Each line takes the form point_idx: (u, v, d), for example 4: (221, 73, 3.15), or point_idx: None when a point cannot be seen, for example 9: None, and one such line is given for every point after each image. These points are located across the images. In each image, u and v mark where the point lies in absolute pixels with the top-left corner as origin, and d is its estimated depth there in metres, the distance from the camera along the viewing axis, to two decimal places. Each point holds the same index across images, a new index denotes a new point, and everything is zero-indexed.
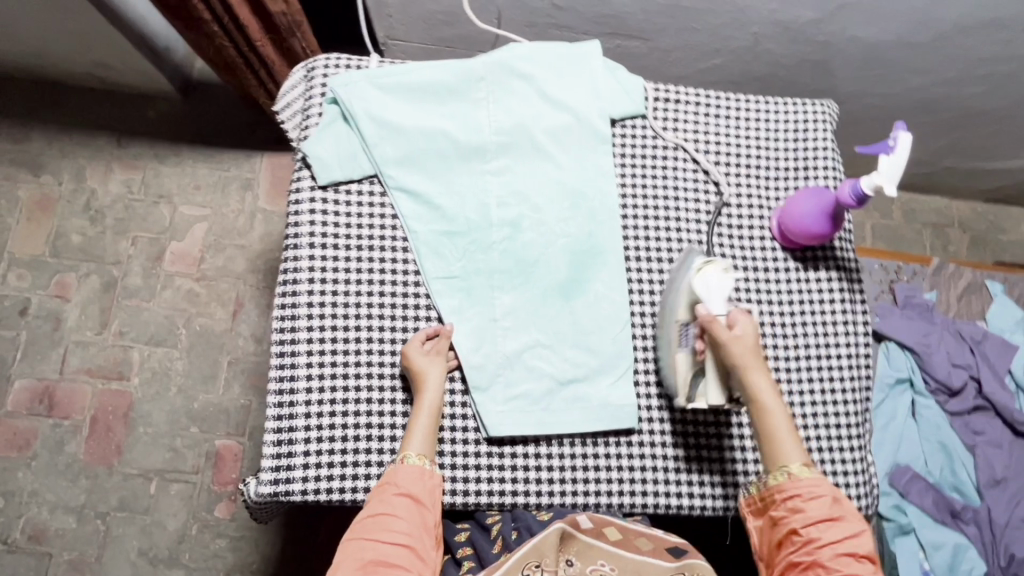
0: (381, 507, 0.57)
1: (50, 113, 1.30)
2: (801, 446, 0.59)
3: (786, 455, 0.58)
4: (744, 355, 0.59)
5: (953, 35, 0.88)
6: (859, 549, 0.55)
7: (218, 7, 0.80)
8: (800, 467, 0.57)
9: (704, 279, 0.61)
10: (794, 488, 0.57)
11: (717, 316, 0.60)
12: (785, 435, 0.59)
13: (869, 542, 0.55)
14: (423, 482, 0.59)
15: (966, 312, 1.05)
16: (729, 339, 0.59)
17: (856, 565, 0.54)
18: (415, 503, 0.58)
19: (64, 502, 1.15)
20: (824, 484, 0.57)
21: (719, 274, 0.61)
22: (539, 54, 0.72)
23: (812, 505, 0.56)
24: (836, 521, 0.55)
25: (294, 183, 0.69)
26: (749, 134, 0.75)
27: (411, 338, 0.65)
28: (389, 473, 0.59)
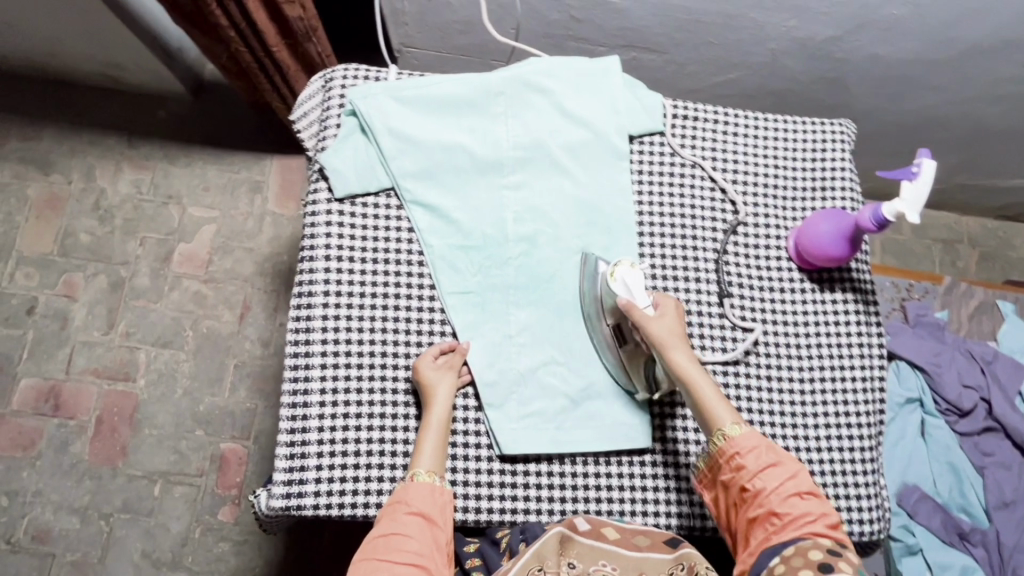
0: (393, 526, 0.57)
1: (61, 111, 1.29)
2: (730, 406, 0.61)
3: (719, 419, 0.60)
4: (666, 335, 0.62)
5: (972, 55, 0.87)
6: (802, 487, 0.57)
7: (233, 12, 0.78)
8: (733, 426, 0.59)
9: (617, 272, 0.64)
10: (732, 448, 0.59)
11: (638, 302, 0.63)
12: (713, 399, 0.60)
13: (807, 477, 0.58)
14: (433, 499, 0.59)
15: (976, 332, 1.04)
16: (649, 320, 0.63)
17: (804, 503, 0.56)
18: (426, 522, 0.57)
19: (68, 502, 1.15)
20: (756, 435, 0.59)
21: (629, 265, 0.64)
22: (558, 69, 0.71)
23: (751, 458, 0.58)
24: (773, 467, 0.58)
25: (311, 195, 0.68)
26: (767, 153, 0.75)
27: (424, 354, 0.64)
28: (400, 491, 0.59)
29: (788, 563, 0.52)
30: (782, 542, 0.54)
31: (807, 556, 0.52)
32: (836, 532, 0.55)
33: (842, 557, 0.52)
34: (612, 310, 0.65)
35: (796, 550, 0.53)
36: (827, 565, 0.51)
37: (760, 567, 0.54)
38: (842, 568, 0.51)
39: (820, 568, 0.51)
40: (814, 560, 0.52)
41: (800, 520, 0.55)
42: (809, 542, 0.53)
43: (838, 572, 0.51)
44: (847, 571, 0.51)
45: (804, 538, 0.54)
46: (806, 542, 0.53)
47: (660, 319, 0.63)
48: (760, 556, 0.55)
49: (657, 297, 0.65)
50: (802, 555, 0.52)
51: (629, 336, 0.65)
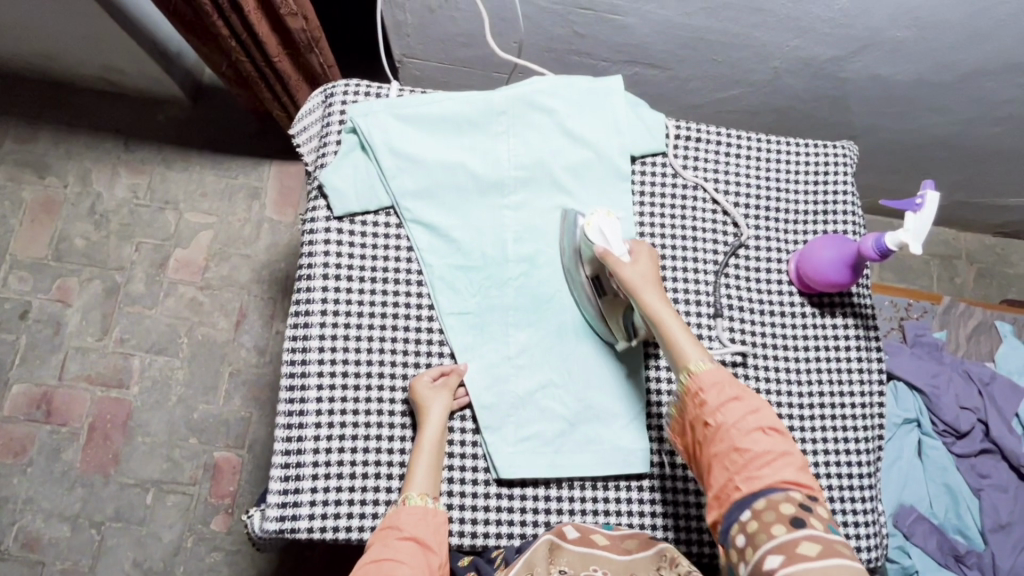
0: (385, 551, 0.55)
1: (58, 114, 1.28)
2: (698, 343, 0.60)
3: (685, 355, 0.59)
4: (639, 278, 0.61)
5: (975, 77, 0.87)
6: (765, 424, 0.56)
7: (234, 23, 0.77)
8: (698, 363, 0.58)
9: (593, 221, 0.63)
10: (695, 385, 0.57)
11: (614, 249, 0.63)
12: (681, 336, 0.59)
13: (771, 413, 0.56)
14: (426, 522, 0.58)
15: (974, 353, 1.04)
16: (622, 265, 0.62)
17: (767, 439, 0.55)
18: (420, 547, 0.56)
19: (58, 510, 1.14)
20: (719, 370, 0.58)
21: (604, 214, 0.64)
22: (560, 89, 0.71)
23: (712, 394, 0.57)
24: (734, 401, 0.56)
25: (310, 212, 0.68)
26: (769, 176, 0.75)
27: (421, 374, 0.64)
28: (391, 515, 0.58)
29: (760, 519, 0.51)
30: (751, 491, 0.53)
31: (779, 510, 0.51)
32: (802, 473, 0.54)
33: (815, 512, 0.51)
34: (589, 260, 0.65)
35: (768, 502, 0.52)
36: (800, 520, 0.50)
37: (731, 521, 0.53)
38: (815, 523, 0.50)
39: (792, 523, 0.50)
40: (787, 515, 0.50)
41: (763, 458, 0.54)
42: (782, 495, 0.52)
43: (810, 528, 0.49)
44: (819, 527, 0.49)
45: (774, 488, 0.52)
46: (779, 495, 0.52)
47: (634, 263, 0.62)
48: (730, 508, 0.54)
49: (632, 242, 0.64)
50: (774, 510, 0.51)
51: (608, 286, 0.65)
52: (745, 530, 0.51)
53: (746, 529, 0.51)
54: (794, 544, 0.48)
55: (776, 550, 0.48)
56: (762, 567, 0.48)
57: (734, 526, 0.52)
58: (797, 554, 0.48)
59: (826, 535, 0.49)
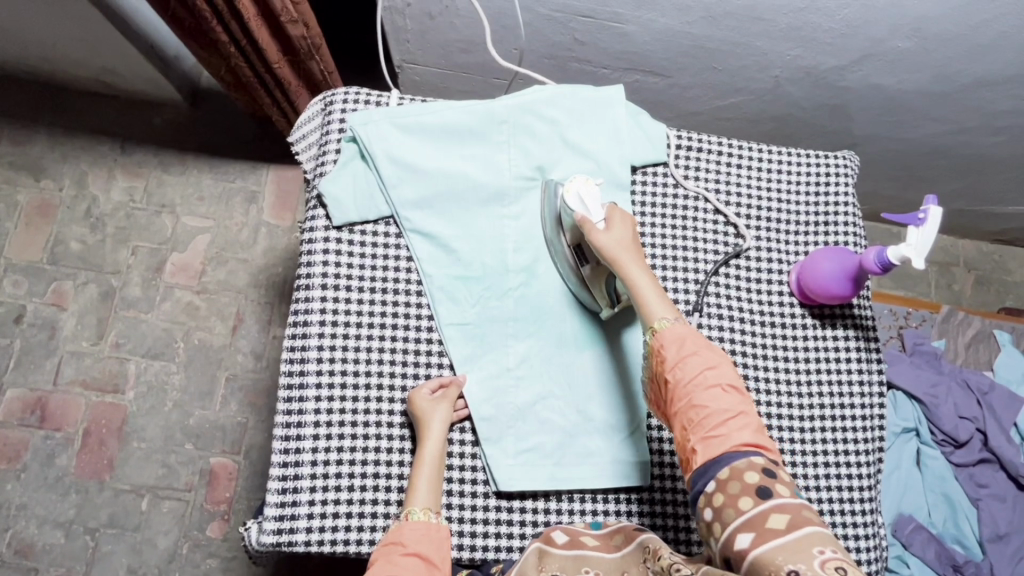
0: (390, 569, 0.54)
1: (54, 116, 1.27)
2: (668, 303, 0.59)
3: (652, 313, 0.58)
4: (612, 240, 0.61)
5: (976, 88, 0.87)
6: (725, 382, 0.55)
7: (235, 30, 0.76)
8: (663, 320, 0.57)
9: (572, 187, 0.64)
10: (658, 343, 0.57)
11: (590, 214, 0.63)
12: (650, 295, 0.59)
13: (730, 370, 0.56)
14: (429, 538, 0.57)
15: (973, 362, 1.04)
16: (595, 230, 0.61)
17: (726, 398, 0.54)
18: (424, 563, 0.55)
19: (53, 516, 1.13)
20: (683, 326, 0.57)
21: (583, 180, 0.64)
22: (562, 99, 0.70)
23: (673, 351, 0.56)
24: (693, 357, 0.55)
25: (309, 222, 0.67)
26: (770, 186, 0.74)
27: (420, 386, 0.63)
28: (394, 531, 0.57)
29: (725, 491, 0.50)
30: (714, 458, 0.52)
31: (744, 480, 0.50)
32: (762, 435, 0.53)
33: (778, 478, 0.50)
34: (570, 228, 0.65)
35: (731, 470, 0.51)
36: (765, 489, 0.48)
37: (698, 492, 0.52)
38: (780, 491, 0.48)
39: (758, 494, 0.48)
40: (751, 484, 0.49)
41: (720, 416, 0.53)
42: (745, 462, 0.51)
43: (776, 497, 0.48)
44: (785, 493, 0.48)
45: (736, 453, 0.51)
46: (741, 462, 0.51)
47: (608, 225, 0.62)
48: (695, 476, 0.53)
49: (608, 205, 0.64)
50: (738, 480, 0.50)
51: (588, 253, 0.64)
52: (711, 502, 0.50)
53: (713, 502, 0.50)
54: (761, 517, 0.47)
55: (745, 527, 0.47)
56: (732, 545, 0.47)
57: (700, 498, 0.51)
58: (766, 529, 0.46)
59: (792, 503, 0.48)
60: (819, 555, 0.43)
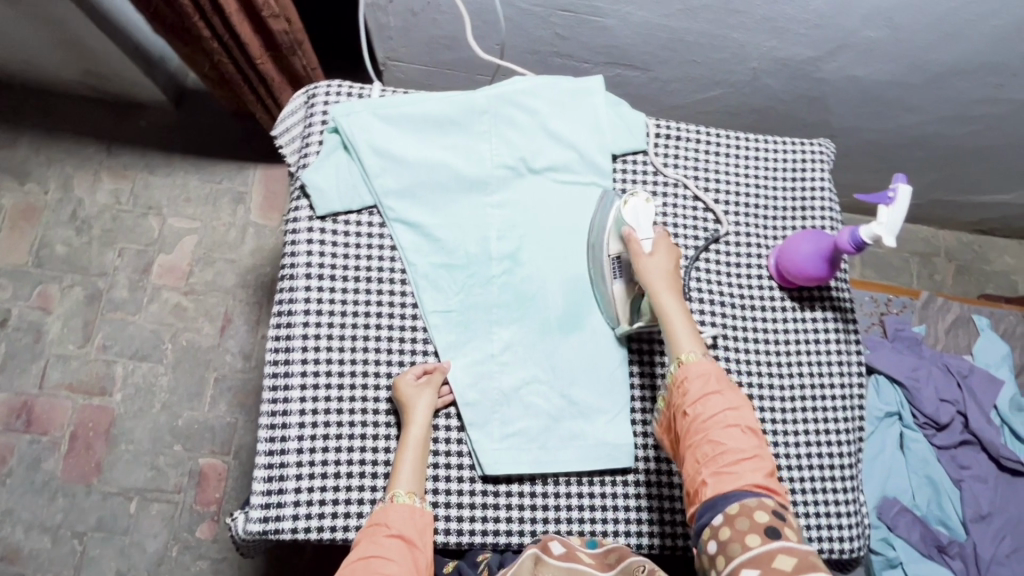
0: (373, 549, 0.55)
1: (38, 119, 1.27)
2: (697, 337, 0.61)
3: (679, 345, 0.60)
4: (659, 266, 0.63)
5: (946, 77, 0.89)
6: (743, 423, 0.56)
7: (217, 25, 0.77)
8: (690, 353, 0.59)
9: (630, 202, 0.65)
10: (683, 374, 0.58)
11: (639, 232, 0.65)
12: (677, 325, 0.61)
13: (750, 413, 0.57)
14: (413, 520, 0.58)
15: (953, 347, 1.06)
16: (642, 254, 0.63)
17: (743, 438, 0.55)
18: (406, 545, 0.56)
19: (39, 521, 1.12)
20: (709, 363, 0.59)
21: (642, 199, 0.65)
22: (542, 89, 0.71)
23: (696, 385, 0.57)
24: (716, 395, 0.57)
25: (293, 213, 0.68)
26: (749, 174, 0.76)
27: (404, 372, 0.64)
28: (379, 513, 0.58)
29: (733, 525, 0.50)
30: (725, 493, 0.52)
31: (754, 518, 0.50)
32: (772, 479, 0.54)
33: (787, 521, 0.50)
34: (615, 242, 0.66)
35: (741, 507, 0.51)
36: (774, 530, 0.49)
37: (704, 525, 0.52)
38: (789, 535, 0.49)
39: (766, 533, 0.49)
40: (761, 523, 0.49)
41: (735, 455, 0.54)
42: (755, 501, 0.51)
43: (783, 539, 0.48)
44: (793, 538, 0.49)
45: (747, 492, 0.52)
46: (753, 501, 0.51)
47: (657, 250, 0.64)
48: (702, 509, 0.53)
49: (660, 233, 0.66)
50: (748, 517, 0.50)
51: (626, 271, 0.66)
52: (716, 535, 0.51)
53: (718, 535, 0.50)
54: (769, 557, 0.47)
55: (750, 563, 0.48)
56: None
57: (705, 530, 0.52)
58: (772, 568, 0.47)
59: (800, 548, 0.48)
60: None
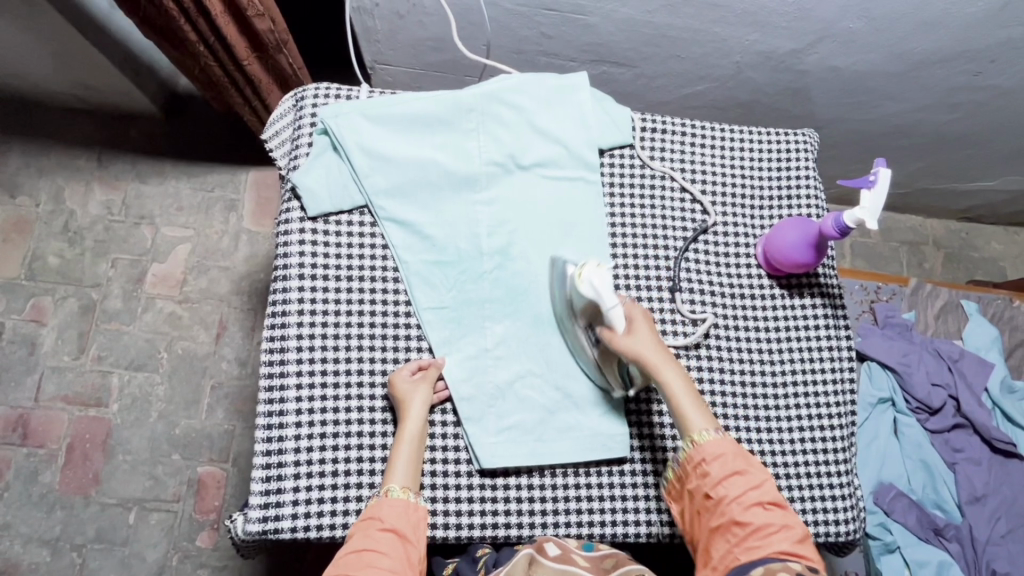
0: (366, 543, 0.55)
1: (28, 132, 1.27)
2: (705, 410, 0.60)
3: (691, 423, 0.59)
4: (646, 344, 0.61)
5: (927, 65, 0.90)
6: (765, 496, 0.57)
7: (203, 26, 0.78)
8: (703, 432, 0.59)
9: (584, 275, 0.61)
10: (699, 456, 0.58)
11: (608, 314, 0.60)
12: (686, 403, 0.60)
13: (771, 486, 0.57)
14: (407, 516, 0.58)
15: (943, 332, 1.07)
16: (622, 337, 0.61)
17: (766, 512, 0.56)
18: (400, 540, 0.56)
19: (38, 534, 1.11)
20: (724, 441, 0.59)
21: (595, 266, 0.61)
22: (528, 86, 0.72)
23: (715, 467, 0.57)
24: (737, 474, 0.57)
25: (284, 214, 0.68)
26: (734, 166, 0.77)
27: (399, 368, 0.64)
28: (372, 507, 0.58)
29: None
30: (751, 563, 0.53)
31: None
32: (801, 545, 0.54)
33: None
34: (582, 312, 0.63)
35: (765, 572, 0.52)
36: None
37: None
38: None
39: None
40: None
41: (760, 527, 0.54)
42: (780, 565, 0.52)
43: None
44: None
45: (773, 560, 0.53)
46: (778, 565, 0.52)
47: (634, 328, 0.62)
48: None
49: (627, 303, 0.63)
50: None
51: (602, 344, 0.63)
52: None
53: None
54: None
55: None
56: None
57: None
58: None
59: None
60: None
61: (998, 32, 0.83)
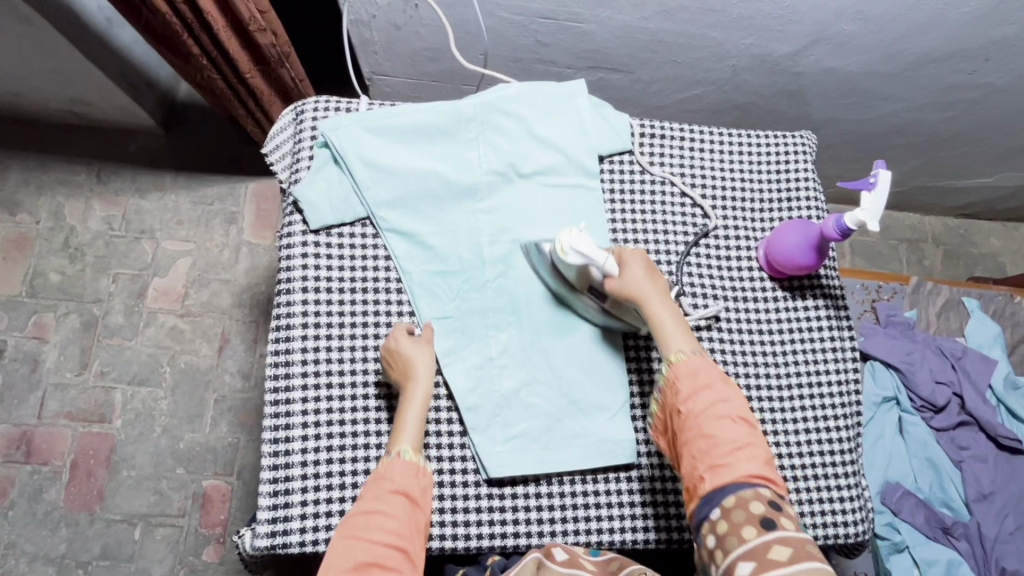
0: (375, 505, 0.55)
1: (27, 149, 1.27)
2: (689, 336, 0.60)
3: (670, 345, 0.60)
4: (638, 280, 0.62)
5: (921, 65, 0.91)
6: (734, 416, 0.56)
7: (205, 41, 0.78)
8: (679, 352, 0.59)
9: (565, 243, 0.63)
10: (675, 375, 0.58)
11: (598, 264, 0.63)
12: (670, 328, 0.60)
13: (740, 406, 0.57)
14: (415, 480, 0.58)
15: (945, 329, 1.07)
16: (615, 279, 0.63)
17: (736, 431, 0.55)
18: (409, 503, 0.56)
19: (43, 552, 1.11)
20: (699, 360, 0.58)
21: (572, 233, 0.63)
22: (526, 95, 0.73)
23: (686, 383, 0.57)
24: (706, 392, 0.57)
25: (286, 228, 0.69)
26: (733, 169, 0.77)
27: (396, 330, 0.64)
28: (383, 467, 0.58)
29: (729, 519, 0.50)
30: (723, 490, 0.52)
31: (749, 510, 0.50)
32: (769, 468, 0.54)
33: (784, 511, 0.50)
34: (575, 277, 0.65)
35: (736, 499, 0.51)
36: (769, 521, 0.49)
37: (702, 519, 0.52)
38: (784, 524, 0.48)
39: (762, 525, 0.48)
40: (756, 515, 0.49)
41: (728, 447, 0.53)
42: (750, 492, 0.51)
43: (780, 530, 0.48)
44: (790, 527, 0.48)
45: (743, 485, 0.52)
46: (748, 493, 0.51)
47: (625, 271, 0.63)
48: (700, 504, 0.53)
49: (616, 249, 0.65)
50: (744, 509, 0.50)
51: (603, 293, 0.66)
52: (714, 530, 0.50)
53: (717, 529, 0.50)
54: (765, 548, 0.47)
55: (747, 556, 0.47)
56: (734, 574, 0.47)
57: (704, 525, 0.52)
58: (768, 560, 0.46)
59: (796, 536, 0.47)
60: None
61: (992, 31, 0.83)
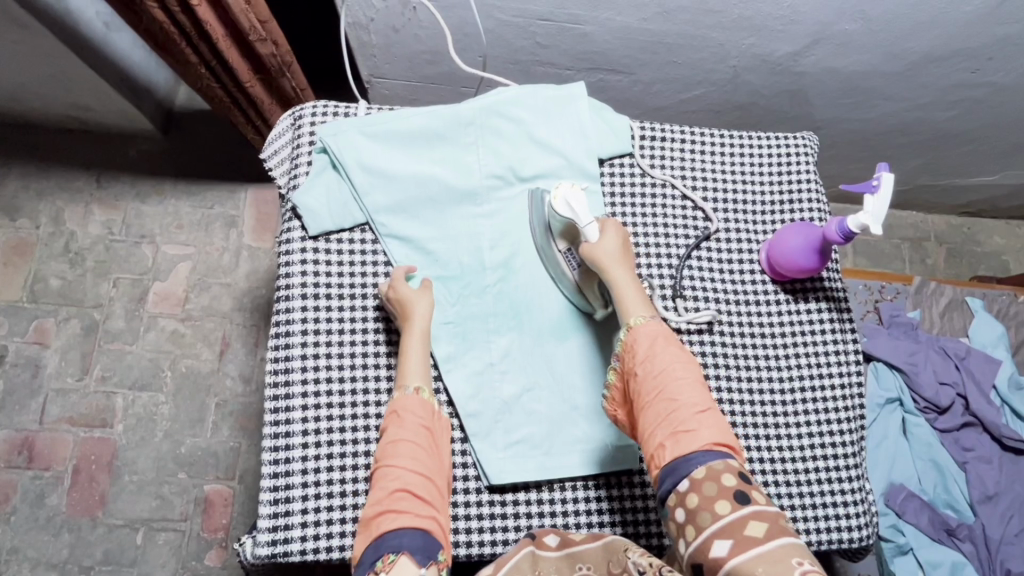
0: (401, 433, 0.58)
1: (26, 154, 1.27)
2: (648, 306, 0.61)
3: (628, 310, 0.61)
4: (610, 248, 0.63)
5: (923, 64, 0.90)
6: (694, 381, 0.56)
7: (205, 51, 0.78)
8: (638, 317, 0.60)
9: (560, 194, 0.65)
10: (632, 339, 0.59)
11: (580, 222, 0.64)
12: (629, 295, 0.61)
13: (696, 370, 0.57)
14: (431, 415, 0.60)
15: (949, 330, 1.07)
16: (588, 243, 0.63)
17: (698, 396, 0.55)
18: (430, 434, 0.59)
19: (45, 558, 1.11)
20: (657, 325, 0.60)
21: (569, 185, 0.64)
22: (525, 98, 0.72)
23: (644, 348, 0.58)
24: (665, 357, 0.57)
25: (285, 234, 0.68)
26: (734, 170, 0.77)
27: (398, 271, 0.65)
28: (398, 403, 0.60)
29: (699, 492, 0.49)
30: (692, 462, 0.51)
31: (721, 482, 0.49)
32: (730, 433, 0.54)
33: (754, 485, 0.50)
34: (561, 233, 0.67)
35: (706, 470, 0.50)
36: (742, 495, 0.48)
37: (668, 491, 0.52)
38: (756, 499, 0.48)
39: (735, 499, 0.48)
40: (728, 488, 0.49)
41: (690, 413, 0.54)
42: (721, 464, 0.51)
43: (753, 504, 0.48)
44: (762, 502, 0.48)
45: (712, 457, 0.51)
46: (718, 464, 0.51)
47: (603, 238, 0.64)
48: (663, 474, 0.53)
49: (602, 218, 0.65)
50: (715, 482, 0.49)
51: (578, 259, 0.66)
52: (682, 502, 0.50)
53: (686, 503, 0.50)
54: (741, 523, 0.46)
55: (722, 534, 0.46)
56: (707, 552, 0.46)
57: (671, 497, 0.51)
58: (745, 537, 0.45)
59: (769, 511, 0.47)
60: (798, 566, 0.42)
61: (996, 30, 0.83)
